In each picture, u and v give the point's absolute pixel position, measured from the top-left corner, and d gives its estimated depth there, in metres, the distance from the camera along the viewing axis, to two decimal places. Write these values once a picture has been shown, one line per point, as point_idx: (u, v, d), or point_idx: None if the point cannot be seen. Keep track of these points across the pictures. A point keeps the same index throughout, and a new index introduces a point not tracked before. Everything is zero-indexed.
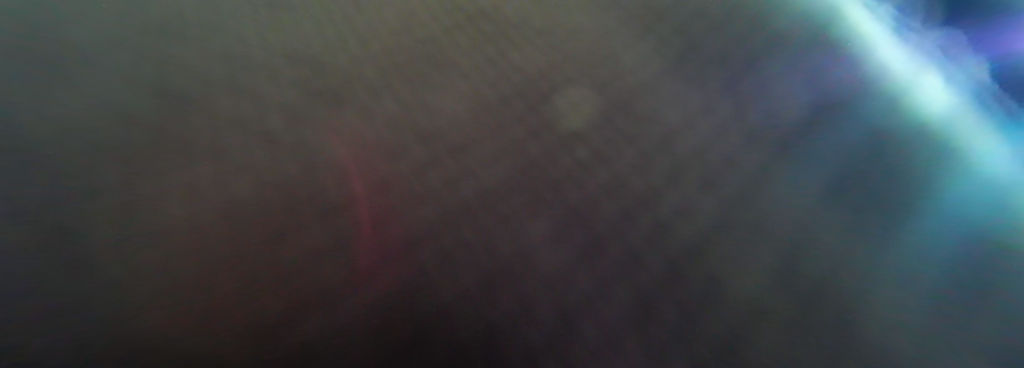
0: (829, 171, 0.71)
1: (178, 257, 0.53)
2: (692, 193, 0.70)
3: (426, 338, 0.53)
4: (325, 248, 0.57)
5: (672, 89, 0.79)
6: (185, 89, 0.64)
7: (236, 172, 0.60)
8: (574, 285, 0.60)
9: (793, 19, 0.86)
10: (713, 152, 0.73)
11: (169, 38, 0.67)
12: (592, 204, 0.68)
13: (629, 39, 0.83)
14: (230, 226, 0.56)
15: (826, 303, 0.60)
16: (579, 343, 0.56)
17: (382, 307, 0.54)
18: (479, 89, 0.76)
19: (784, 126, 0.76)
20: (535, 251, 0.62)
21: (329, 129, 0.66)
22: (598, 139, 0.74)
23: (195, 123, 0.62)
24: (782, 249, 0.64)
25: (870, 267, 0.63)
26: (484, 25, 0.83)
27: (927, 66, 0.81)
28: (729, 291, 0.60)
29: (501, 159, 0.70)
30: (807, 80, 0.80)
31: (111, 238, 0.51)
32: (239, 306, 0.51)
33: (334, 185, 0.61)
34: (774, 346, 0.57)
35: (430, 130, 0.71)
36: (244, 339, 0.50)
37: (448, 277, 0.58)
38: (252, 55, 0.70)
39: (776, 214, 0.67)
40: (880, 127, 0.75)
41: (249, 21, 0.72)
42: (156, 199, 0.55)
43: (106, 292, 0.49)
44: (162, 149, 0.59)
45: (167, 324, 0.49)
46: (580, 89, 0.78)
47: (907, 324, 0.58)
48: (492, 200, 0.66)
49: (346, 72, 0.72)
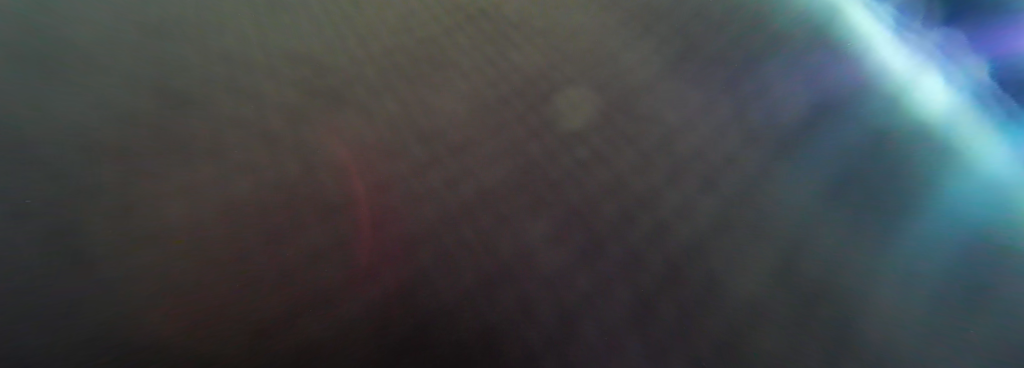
0: (829, 171, 0.71)
1: (176, 257, 0.53)
2: (692, 192, 0.70)
3: (427, 338, 0.53)
4: (325, 248, 0.57)
5: (672, 89, 0.79)
6: (185, 88, 0.64)
7: (236, 172, 0.60)
8: (573, 285, 0.60)
9: (792, 20, 0.87)
10: (713, 152, 0.73)
11: (170, 39, 0.68)
12: (592, 204, 0.68)
13: (630, 39, 0.83)
14: (230, 225, 0.56)
15: (825, 303, 0.60)
16: (579, 343, 0.56)
17: (382, 306, 0.54)
18: (479, 89, 0.76)
19: (784, 125, 0.76)
20: (536, 252, 0.62)
21: (329, 129, 0.66)
22: (598, 139, 0.74)
23: (195, 122, 0.62)
24: (782, 249, 0.64)
25: (870, 267, 0.63)
26: (484, 24, 0.83)
27: (926, 66, 0.81)
28: (728, 291, 0.60)
29: (501, 159, 0.70)
30: (807, 80, 0.80)
31: (111, 237, 0.51)
32: (240, 305, 0.51)
33: (335, 184, 0.62)
34: (775, 346, 0.56)
35: (429, 130, 0.71)
36: (245, 338, 0.50)
37: (448, 278, 0.58)
38: (252, 55, 0.70)
39: (777, 214, 0.67)
40: (879, 127, 0.75)
41: (249, 21, 0.72)
42: (155, 199, 0.55)
43: (104, 290, 0.48)
44: (162, 149, 0.59)
45: (164, 323, 0.49)
46: (581, 89, 0.78)
47: (906, 325, 0.58)
48: (492, 200, 0.66)
49: (345, 72, 0.72)
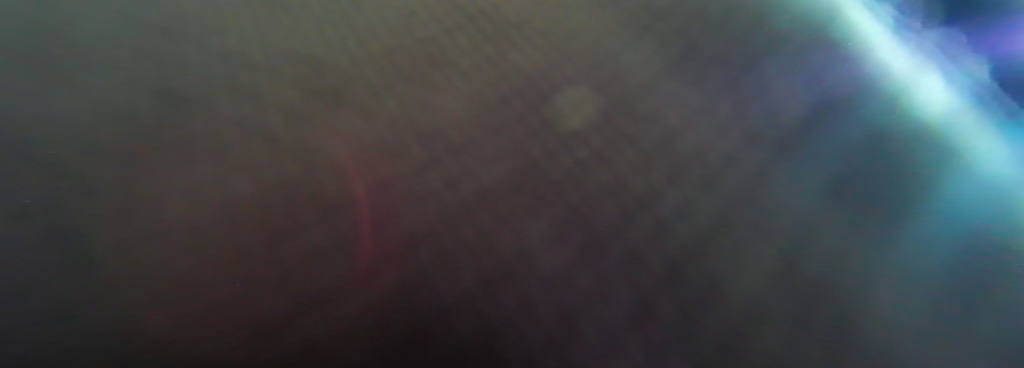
0: (829, 171, 0.71)
1: (175, 258, 0.53)
2: (691, 192, 0.70)
3: (427, 339, 0.53)
4: (325, 248, 0.57)
5: (672, 90, 0.79)
6: (184, 88, 0.64)
7: (236, 172, 0.60)
8: (573, 286, 0.60)
9: (792, 20, 0.87)
10: (713, 151, 0.73)
11: (169, 38, 0.68)
12: (592, 205, 0.68)
13: (629, 39, 0.83)
14: (229, 226, 0.56)
15: (824, 302, 0.60)
16: (579, 343, 0.56)
17: (381, 307, 0.54)
18: (479, 89, 0.76)
19: (783, 125, 0.76)
20: (535, 251, 0.62)
21: (329, 130, 0.66)
22: (597, 139, 0.74)
23: (195, 122, 0.62)
24: (782, 250, 0.64)
25: (869, 268, 0.63)
26: (484, 24, 0.83)
27: (926, 67, 0.81)
28: (728, 292, 0.60)
29: (501, 159, 0.70)
30: (807, 80, 0.80)
31: (110, 238, 0.51)
32: (238, 305, 0.51)
33: (335, 184, 0.61)
34: (775, 346, 0.56)
35: (429, 130, 0.70)
36: (244, 338, 0.50)
37: (448, 277, 0.58)
38: (252, 55, 0.70)
39: (778, 215, 0.67)
40: (879, 128, 0.75)
41: (249, 21, 0.72)
42: (155, 200, 0.55)
43: (104, 291, 0.48)
44: (162, 150, 0.59)
45: (165, 324, 0.49)
46: (580, 89, 0.78)
47: (906, 326, 0.58)
48: (492, 199, 0.66)
49: (346, 72, 0.72)
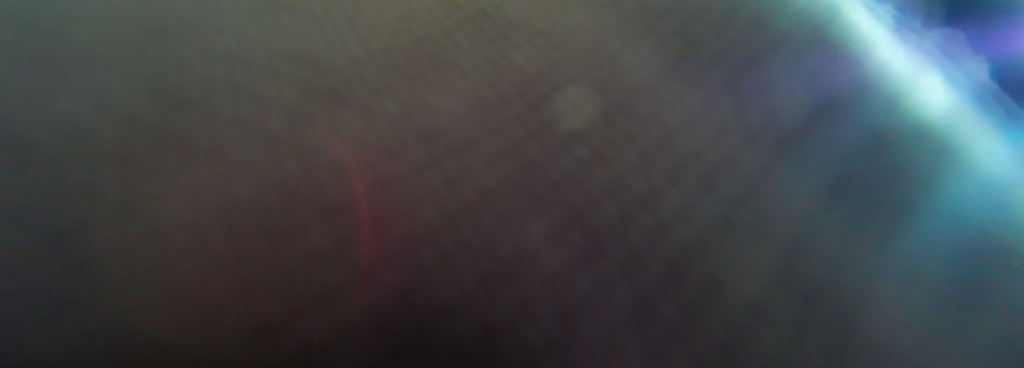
0: (829, 171, 0.71)
1: (175, 258, 0.53)
2: (691, 192, 0.70)
3: (427, 339, 0.53)
4: (325, 248, 0.57)
5: (672, 90, 0.79)
6: (185, 89, 0.64)
7: (237, 172, 0.60)
8: (573, 286, 0.60)
9: (792, 21, 0.87)
10: (713, 151, 0.73)
11: (170, 39, 0.68)
12: (592, 205, 0.68)
13: (629, 39, 0.84)
14: (229, 226, 0.56)
15: (824, 302, 0.60)
16: (579, 343, 0.56)
17: (382, 306, 0.54)
18: (479, 89, 0.76)
19: (784, 124, 0.75)
20: (535, 251, 0.62)
21: (329, 130, 0.66)
22: (598, 139, 0.74)
23: (195, 122, 0.62)
24: (783, 250, 0.64)
25: (869, 267, 0.63)
26: (483, 25, 0.83)
27: (925, 66, 0.81)
28: (728, 291, 0.60)
29: (501, 159, 0.70)
30: (806, 80, 0.80)
31: (110, 237, 0.52)
32: (239, 305, 0.51)
33: (335, 184, 0.62)
34: (775, 346, 0.56)
35: (429, 131, 0.70)
36: (245, 337, 0.49)
37: (448, 276, 0.58)
38: (252, 55, 0.70)
39: (777, 215, 0.67)
40: (878, 128, 0.75)
41: (249, 21, 0.72)
42: (156, 200, 0.55)
43: (103, 291, 0.48)
44: (161, 149, 0.59)
45: (165, 323, 0.48)
46: (580, 89, 0.78)
47: (906, 325, 0.58)
48: (492, 200, 0.66)
49: (346, 72, 0.72)
